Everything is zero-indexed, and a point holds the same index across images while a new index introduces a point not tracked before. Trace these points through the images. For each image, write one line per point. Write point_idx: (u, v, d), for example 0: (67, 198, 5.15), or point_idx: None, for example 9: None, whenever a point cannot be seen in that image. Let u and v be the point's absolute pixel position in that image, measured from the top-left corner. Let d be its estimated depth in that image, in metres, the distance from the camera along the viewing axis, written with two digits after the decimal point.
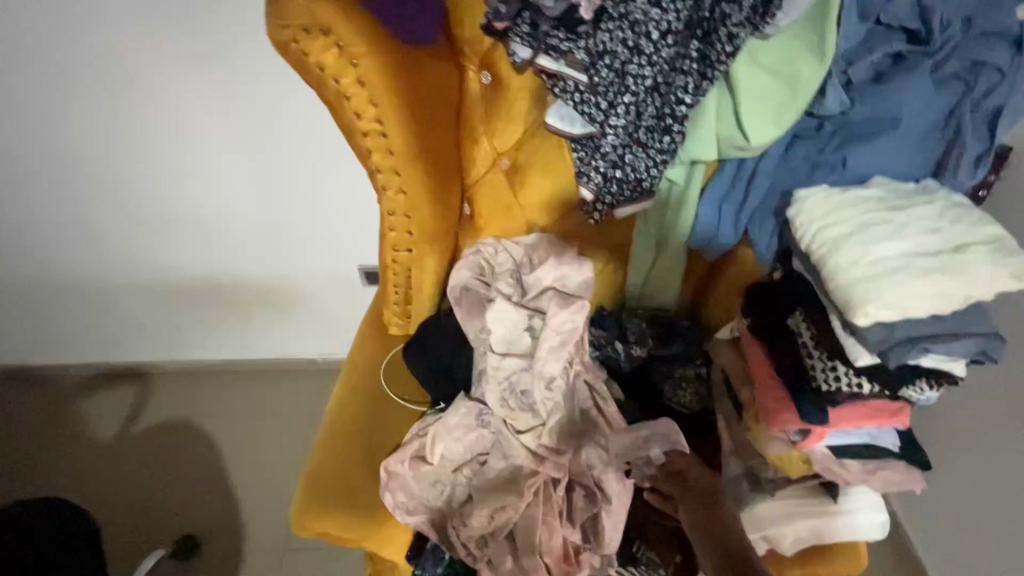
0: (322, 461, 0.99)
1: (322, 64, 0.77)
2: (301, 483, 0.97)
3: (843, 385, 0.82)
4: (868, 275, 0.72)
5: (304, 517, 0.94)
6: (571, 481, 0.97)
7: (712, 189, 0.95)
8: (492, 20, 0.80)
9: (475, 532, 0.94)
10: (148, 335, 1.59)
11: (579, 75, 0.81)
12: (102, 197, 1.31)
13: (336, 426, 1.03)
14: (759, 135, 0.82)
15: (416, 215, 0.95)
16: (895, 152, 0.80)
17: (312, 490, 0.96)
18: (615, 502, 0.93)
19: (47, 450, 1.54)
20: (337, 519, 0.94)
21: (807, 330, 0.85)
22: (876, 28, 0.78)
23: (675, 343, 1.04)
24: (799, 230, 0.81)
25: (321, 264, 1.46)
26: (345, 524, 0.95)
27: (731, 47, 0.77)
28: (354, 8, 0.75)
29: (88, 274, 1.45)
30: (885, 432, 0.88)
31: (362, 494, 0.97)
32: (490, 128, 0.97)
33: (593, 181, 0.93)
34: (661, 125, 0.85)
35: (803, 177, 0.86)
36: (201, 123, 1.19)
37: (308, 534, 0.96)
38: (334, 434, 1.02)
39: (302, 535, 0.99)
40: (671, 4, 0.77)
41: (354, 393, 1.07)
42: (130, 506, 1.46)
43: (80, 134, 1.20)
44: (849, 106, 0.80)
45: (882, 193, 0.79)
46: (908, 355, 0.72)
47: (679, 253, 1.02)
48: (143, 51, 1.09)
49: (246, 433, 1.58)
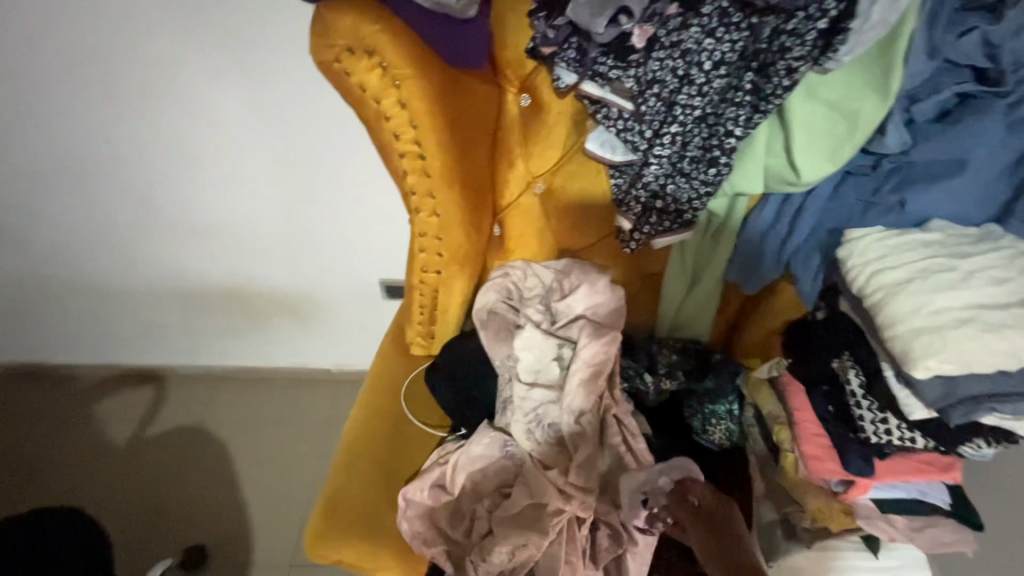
0: (340, 484, 0.96)
1: (364, 84, 0.75)
2: (318, 508, 0.94)
3: (895, 438, 0.77)
4: (931, 325, 0.68)
5: (321, 544, 0.91)
6: (597, 519, 0.92)
7: (754, 222, 0.91)
8: (539, 45, 0.78)
9: (493, 570, 0.88)
10: (167, 338, 1.58)
11: (624, 103, 0.81)
12: (129, 201, 1.30)
13: (356, 448, 0.99)
14: (811, 171, 0.79)
15: (448, 237, 0.93)
16: (956, 195, 0.76)
17: (330, 515, 0.93)
18: (641, 544, 0.89)
19: (62, 449, 1.53)
20: (355, 546, 0.91)
21: (856, 376, 0.80)
22: (944, 66, 0.73)
23: (707, 378, 0.99)
24: (851, 271, 0.78)
25: (344, 275, 1.45)
26: (363, 553, 0.92)
27: (789, 81, 0.72)
28: (400, 28, 0.73)
29: (112, 275, 1.44)
30: (936, 488, 0.83)
31: (379, 521, 0.94)
32: (527, 151, 0.95)
33: (631, 210, 0.91)
34: (707, 157, 0.81)
35: (855, 217, 0.82)
36: (233, 131, 1.18)
37: (323, 561, 0.93)
38: (354, 457, 0.98)
39: (315, 561, 0.95)
40: (727, 34, 0.73)
41: (375, 414, 1.03)
42: (140, 512, 1.44)
43: (112, 137, 1.19)
44: (910, 146, 0.76)
45: (941, 238, 0.76)
46: (974, 413, 0.67)
47: (715, 285, 0.99)
48: (177, 59, 1.08)
49: (260, 443, 1.56)
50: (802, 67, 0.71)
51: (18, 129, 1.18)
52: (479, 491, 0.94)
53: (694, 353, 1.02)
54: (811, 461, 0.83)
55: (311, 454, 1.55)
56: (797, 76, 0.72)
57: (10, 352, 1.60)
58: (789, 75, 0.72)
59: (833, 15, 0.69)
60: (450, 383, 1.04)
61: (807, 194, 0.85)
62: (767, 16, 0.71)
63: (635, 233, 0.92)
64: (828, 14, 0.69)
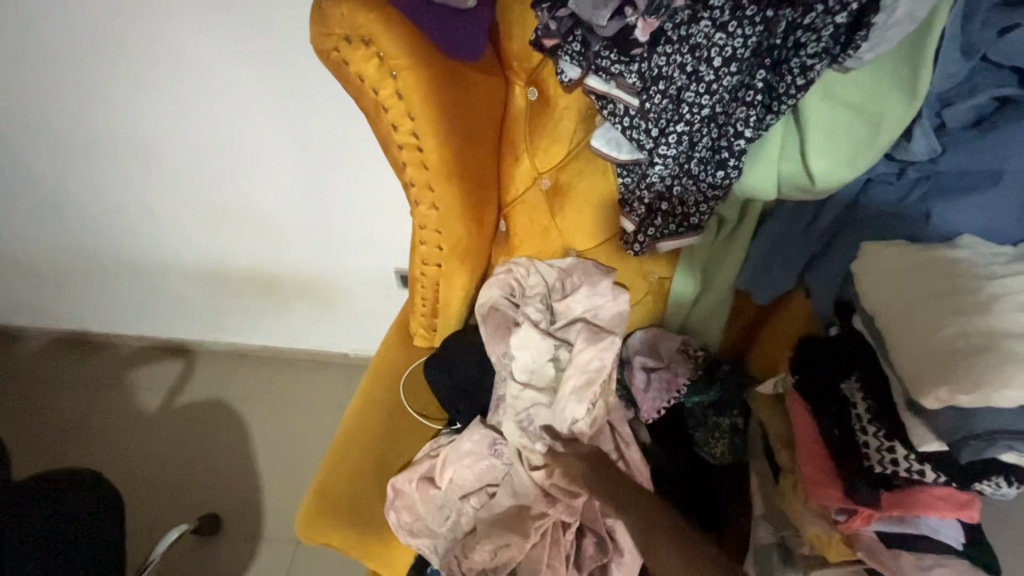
0: (333, 470, 0.97)
1: (362, 73, 0.75)
2: (310, 491, 0.95)
3: (902, 469, 0.71)
4: (946, 350, 0.63)
5: (309, 527, 0.91)
6: (583, 525, 0.90)
7: (769, 228, 0.86)
8: (542, 37, 0.75)
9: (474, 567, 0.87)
10: (194, 314, 1.65)
11: (630, 99, 0.77)
12: (159, 182, 1.35)
13: (353, 436, 1.00)
14: (827, 177, 0.74)
15: (447, 232, 0.92)
16: (989, 209, 0.70)
17: (321, 500, 0.93)
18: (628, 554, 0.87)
19: (94, 414, 1.62)
20: (341, 533, 0.92)
21: (863, 401, 0.75)
22: (980, 65, 0.69)
23: (713, 388, 0.95)
24: (864, 290, 0.74)
25: (360, 263, 1.47)
26: (348, 539, 0.92)
27: (803, 80, 0.68)
28: (397, 18, 0.73)
29: (144, 252, 1.51)
30: (948, 524, 0.76)
31: (369, 511, 0.94)
32: (533, 146, 0.91)
33: (635, 211, 0.87)
34: (715, 158, 0.77)
35: (876, 227, 0.78)
36: (254, 117, 1.20)
37: (312, 543, 0.94)
38: (348, 444, 0.99)
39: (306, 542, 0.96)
40: (739, 29, 0.68)
41: (371, 403, 1.04)
42: (160, 479, 1.52)
43: (142, 120, 1.23)
44: (939, 153, 0.72)
45: (971, 257, 0.69)
46: (985, 452, 0.62)
47: (726, 292, 0.96)
48: (200, 45, 1.10)
49: (276, 421, 1.61)
50: (818, 65, 0.67)
51: (57, 110, 1.24)
52: (468, 487, 0.93)
53: (702, 360, 0.98)
54: (812, 484, 0.79)
55: (323, 435, 1.58)
56: (812, 74, 0.67)
57: (53, 320, 1.70)
58: (803, 73, 0.68)
59: (855, 8, 0.63)
60: (446, 380, 1.02)
61: (825, 201, 0.81)
62: (784, 9, 0.67)
63: (640, 235, 0.88)
64: (849, 7, 0.63)
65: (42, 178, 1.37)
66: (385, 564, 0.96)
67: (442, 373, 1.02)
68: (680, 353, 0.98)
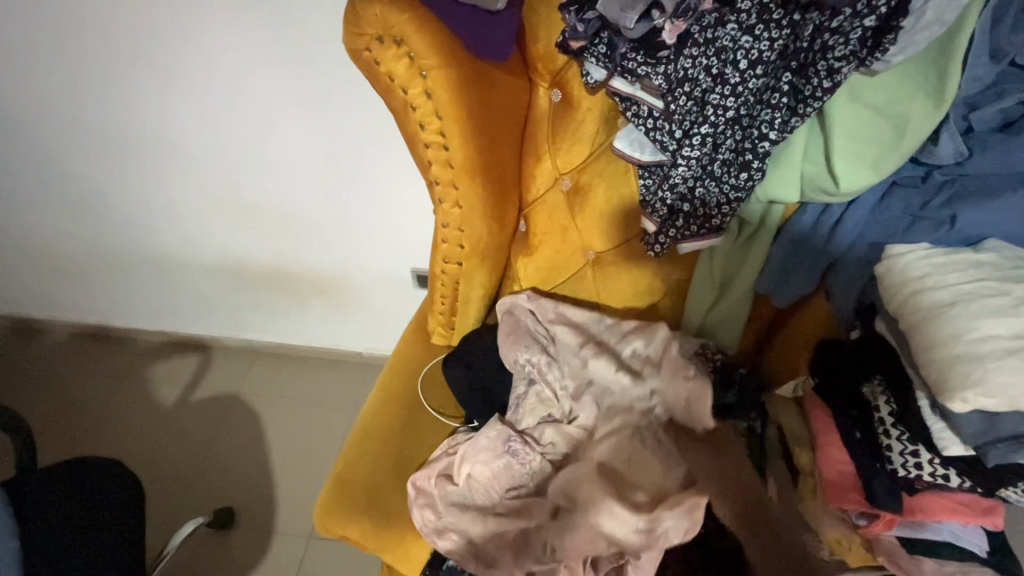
0: (352, 463, 0.98)
1: (392, 72, 0.77)
2: (330, 483, 0.95)
3: (926, 474, 0.71)
4: (972, 353, 0.63)
5: (329, 519, 0.92)
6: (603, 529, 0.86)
7: (791, 231, 0.85)
8: (569, 39, 0.77)
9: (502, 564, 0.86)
10: (213, 311, 1.68)
11: (655, 101, 0.78)
12: (184, 179, 1.38)
13: (371, 428, 1.01)
14: (851, 181, 0.74)
15: (469, 230, 0.93)
16: (1014, 214, 0.71)
17: (340, 493, 0.94)
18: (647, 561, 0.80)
19: (114, 406, 1.65)
20: (360, 526, 0.92)
21: (885, 403, 0.75)
22: (1008, 70, 0.69)
23: (731, 392, 0.94)
24: (887, 288, 0.74)
25: (377, 263, 1.49)
26: (367, 533, 0.92)
27: (829, 82, 0.68)
28: (429, 20, 0.75)
29: (167, 249, 1.54)
30: (972, 532, 0.76)
31: (385, 503, 0.95)
32: (555, 147, 0.92)
33: (657, 212, 0.88)
34: (739, 160, 0.78)
35: (899, 232, 0.78)
36: (280, 117, 1.22)
37: (331, 536, 0.94)
38: (368, 439, 1.00)
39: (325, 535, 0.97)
40: (766, 32, 0.70)
41: (390, 398, 1.05)
42: (177, 471, 1.54)
43: (172, 118, 1.27)
44: (965, 157, 0.72)
45: (994, 261, 0.71)
46: (1014, 455, 0.62)
47: (744, 295, 0.93)
48: (230, 47, 1.13)
49: (291, 418, 1.63)
50: (846, 68, 0.67)
51: (90, 109, 1.28)
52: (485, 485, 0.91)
53: (720, 364, 0.96)
54: (830, 489, 0.75)
55: (337, 432, 1.60)
56: (838, 77, 0.68)
57: (76, 314, 1.73)
58: (829, 76, 0.68)
59: (883, 12, 0.64)
60: (463, 379, 1.02)
61: (849, 204, 0.81)
62: (811, 13, 0.67)
63: (661, 236, 0.88)
64: (878, 11, 0.64)
65: (72, 174, 1.41)
66: (402, 559, 0.96)
67: (459, 373, 1.02)
68: (698, 355, 0.96)
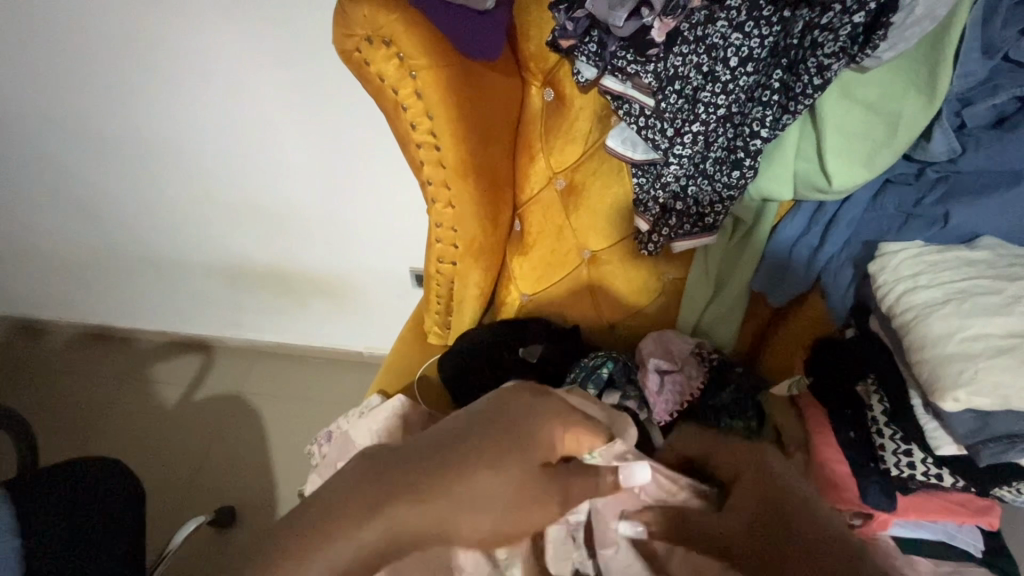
0: (400, 350, 1.08)
1: (382, 73, 0.78)
2: (387, 362, 1.07)
3: (919, 473, 0.71)
4: (964, 352, 0.62)
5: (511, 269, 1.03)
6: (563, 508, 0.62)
7: (786, 227, 0.85)
8: (559, 38, 0.77)
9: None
10: (212, 309, 1.66)
11: (646, 99, 0.78)
12: (160, 156, 1.34)
13: (410, 334, 1.10)
14: (841, 179, 0.74)
15: (463, 229, 0.91)
16: (1006, 210, 0.72)
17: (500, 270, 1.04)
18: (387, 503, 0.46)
19: (118, 406, 1.62)
20: (398, 361, 1.07)
21: (880, 403, 0.74)
22: (1002, 65, 0.68)
23: (725, 391, 0.89)
24: (882, 287, 0.73)
25: (372, 260, 1.46)
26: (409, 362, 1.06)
27: (819, 80, 0.68)
28: (418, 21, 0.75)
29: (165, 247, 1.53)
30: (966, 530, 0.75)
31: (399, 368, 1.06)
32: (547, 145, 0.92)
33: (650, 211, 0.87)
34: (731, 159, 0.78)
35: (891, 231, 0.77)
36: (275, 112, 1.21)
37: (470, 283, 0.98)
38: (414, 331, 1.10)
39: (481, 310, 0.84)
40: (756, 29, 0.70)
41: (407, 338, 1.10)
42: (176, 473, 1.50)
43: (172, 121, 1.27)
44: (959, 153, 0.71)
45: (988, 257, 0.70)
46: (1006, 455, 0.62)
47: (740, 293, 0.92)
48: (219, 42, 1.12)
49: (289, 413, 1.59)
50: (835, 65, 0.66)
51: (94, 112, 1.29)
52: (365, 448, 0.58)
53: (716, 364, 0.93)
54: (827, 487, 0.73)
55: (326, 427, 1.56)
56: (829, 74, 0.67)
57: (80, 314, 1.73)
58: (820, 73, 0.68)
59: (872, 8, 0.63)
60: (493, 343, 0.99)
61: (842, 201, 0.81)
62: (801, 9, 0.68)
63: (654, 234, 0.89)
64: (868, 6, 0.63)
65: (74, 173, 1.41)
66: None
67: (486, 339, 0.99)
68: (694, 355, 0.95)
